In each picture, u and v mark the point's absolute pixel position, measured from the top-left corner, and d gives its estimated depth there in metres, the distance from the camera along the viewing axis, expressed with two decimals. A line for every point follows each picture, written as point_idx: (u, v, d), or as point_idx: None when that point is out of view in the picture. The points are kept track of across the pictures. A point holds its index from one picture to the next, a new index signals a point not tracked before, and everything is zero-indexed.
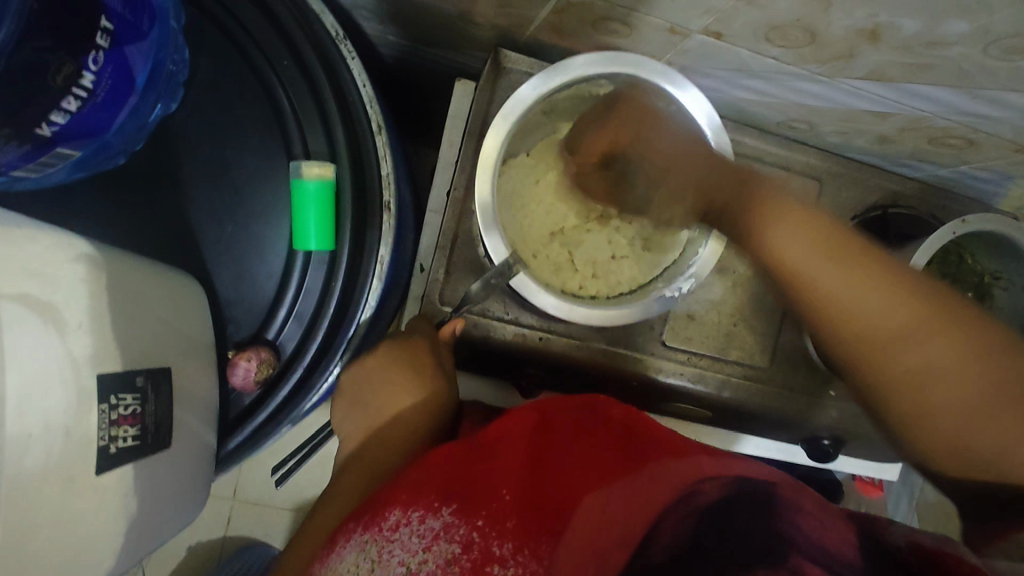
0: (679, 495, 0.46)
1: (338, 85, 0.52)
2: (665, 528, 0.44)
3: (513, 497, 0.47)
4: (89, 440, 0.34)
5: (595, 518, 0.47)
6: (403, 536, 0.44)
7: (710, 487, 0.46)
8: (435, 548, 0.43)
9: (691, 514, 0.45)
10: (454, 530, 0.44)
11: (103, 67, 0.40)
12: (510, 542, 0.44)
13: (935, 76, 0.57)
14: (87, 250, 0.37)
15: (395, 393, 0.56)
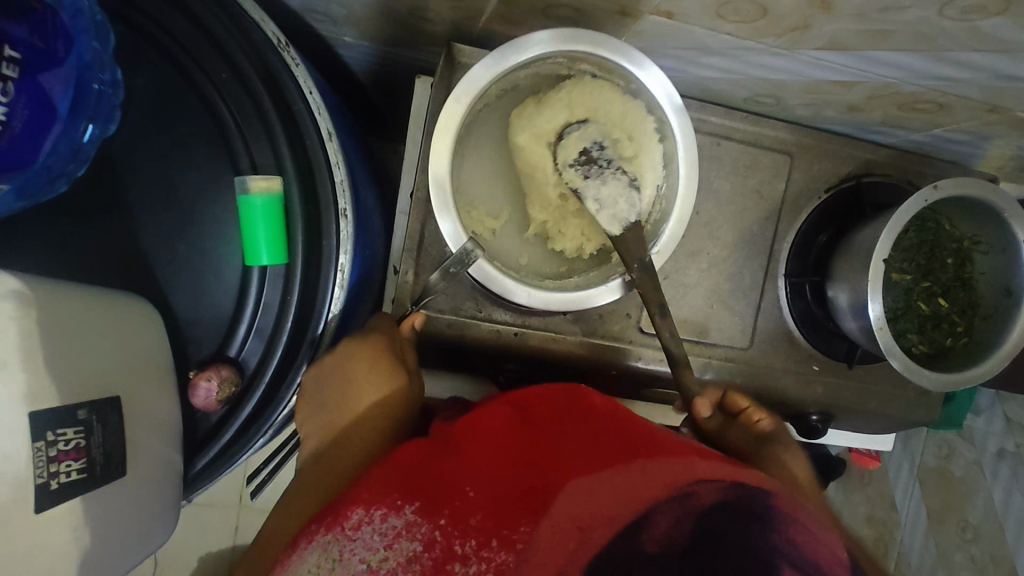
0: (676, 494, 0.43)
1: (280, 94, 0.51)
2: (658, 527, 0.41)
3: (477, 494, 0.45)
4: (28, 478, 0.34)
5: (571, 508, 0.43)
6: (363, 535, 0.43)
7: (705, 490, 0.43)
8: (396, 546, 0.42)
9: (691, 514, 0.41)
10: (416, 528, 0.43)
11: (15, 97, 0.41)
12: (473, 540, 0.42)
13: (895, 41, 0.56)
14: (16, 285, 0.36)
15: (362, 383, 0.53)
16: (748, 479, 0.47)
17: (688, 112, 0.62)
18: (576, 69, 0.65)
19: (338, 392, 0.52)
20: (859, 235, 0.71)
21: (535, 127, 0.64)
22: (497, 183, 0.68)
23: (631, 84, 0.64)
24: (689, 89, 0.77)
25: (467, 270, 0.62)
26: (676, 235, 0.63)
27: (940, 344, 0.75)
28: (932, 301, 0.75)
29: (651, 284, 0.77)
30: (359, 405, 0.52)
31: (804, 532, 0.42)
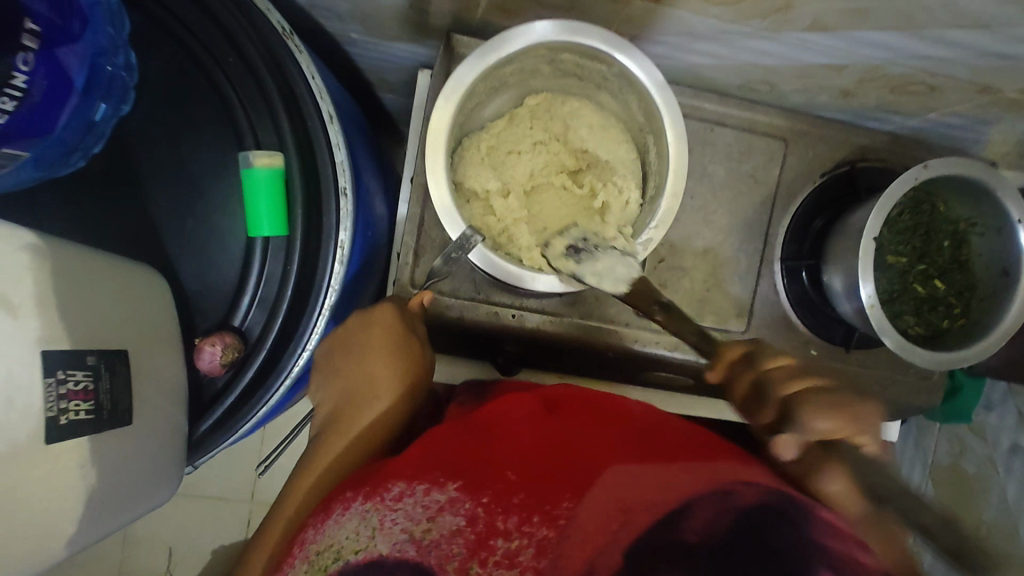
0: (719, 490, 0.45)
1: (283, 77, 0.54)
2: (697, 513, 0.43)
3: (517, 477, 0.48)
4: (37, 411, 0.37)
5: (611, 505, 0.45)
6: (406, 506, 0.45)
7: (748, 490, 0.45)
8: (440, 519, 0.44)
9: (731, 510, 0.43)
10: (459, 504, 0.45)
11: (35, 68, 0.43)
12: (517, 516, 0.45)
13: (876, 19, 0.57)
14: (34, 239, 0.39)
15: (377, 371, 0.57)
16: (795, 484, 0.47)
17: (669, 86, 0.64)
18: (559, 59, 0.67)
19: (353, 361, 0.58)
20: (852, 216, 0.72)
21: (503, 134, 0.70)
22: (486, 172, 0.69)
23: (613, 68, 0.65)
24: (684, 77, 0.79)
25: (469, 256, 0.63)
26: (671, 210, 0.64)
27: (937, 327, 0.75)
28: (929, 284, 0.76)
29: (646, 269, 0.78)
30: (377, 383, 0.57)
31: (825, 532, 0.42)
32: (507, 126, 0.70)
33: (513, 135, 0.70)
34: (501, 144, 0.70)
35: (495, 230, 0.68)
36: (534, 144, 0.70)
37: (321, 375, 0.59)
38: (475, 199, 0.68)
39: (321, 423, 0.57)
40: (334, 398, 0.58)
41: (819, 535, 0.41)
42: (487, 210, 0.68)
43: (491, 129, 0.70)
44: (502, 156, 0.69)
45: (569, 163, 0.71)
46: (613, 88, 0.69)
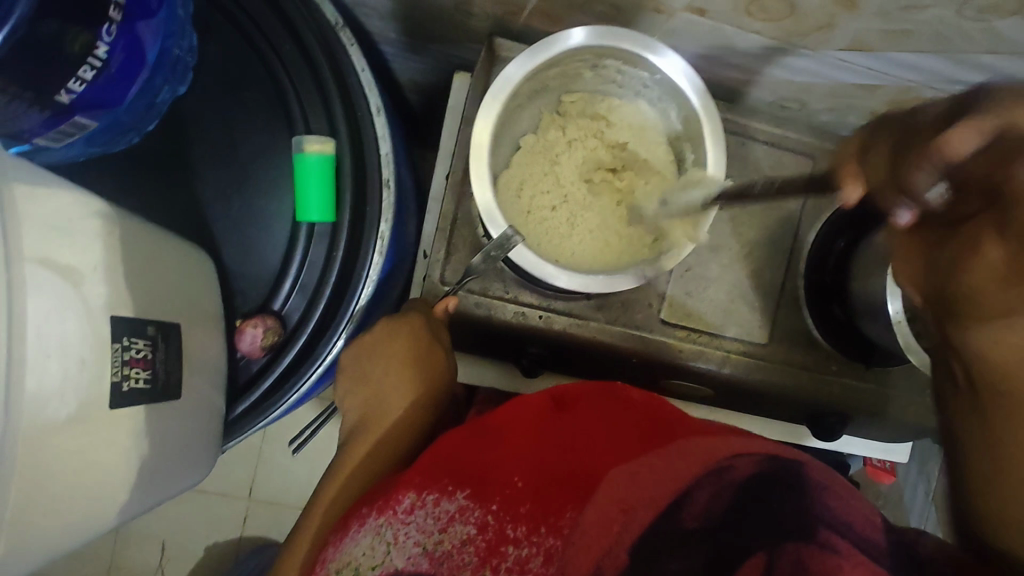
0: (716, 467, 0.46)
1: (338, 69, 0.55)
2: (694, 507, 0.44)
3: (524, 483, 0.47)
4: (103, 376, 0.37)
5: (614, 488, 0.46)
6: (418, 519, 0.47)
7: (743, 464, 0.46)
8: (451, 530, 0.46)
9: (728, 486, 0.45)
10: (468, 513, 0.46)
11: (116, 40, 0.43)
12: (525, 525, 0.45)
13: (916, 42, 0.59)
14: (102, 207, 0.40)
15: (400, 370, 0.57)
16: (782, 449, 0.49)
17: (711, 95, 0.65)
18: (602, 65, 0.68)
19: (378, 370, 0.58)
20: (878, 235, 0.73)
21: (543, 136, 0.72)
22: (524, 168, 0.71)
23: (654, 75, 0.67)
24: (716, 92, 0.81)
25: (507, 255, 0.63)
26: (709, 216, 0.65)
27: None
28: None
29: (673, 276, 0.79)
30: (400, 399, 0.56)
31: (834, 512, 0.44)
32: (550, 123, 0.72)
33: (551, 136, 0.72)
34: (540, 145, 0.72)
35: (528, 220, 0.69)
36: (571, 145, 0.72)
37: (351, 382, 0.59)
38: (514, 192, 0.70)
39: (349, 430, 0.57)
40: (361, 406, 0.58)
41: (805, 499, 0.45)
42: (524, 202, 0.69)
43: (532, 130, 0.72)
44: (542, 155, 0.71)
45: (605, 164, 0.72)
46: (652, 95, 0.70)
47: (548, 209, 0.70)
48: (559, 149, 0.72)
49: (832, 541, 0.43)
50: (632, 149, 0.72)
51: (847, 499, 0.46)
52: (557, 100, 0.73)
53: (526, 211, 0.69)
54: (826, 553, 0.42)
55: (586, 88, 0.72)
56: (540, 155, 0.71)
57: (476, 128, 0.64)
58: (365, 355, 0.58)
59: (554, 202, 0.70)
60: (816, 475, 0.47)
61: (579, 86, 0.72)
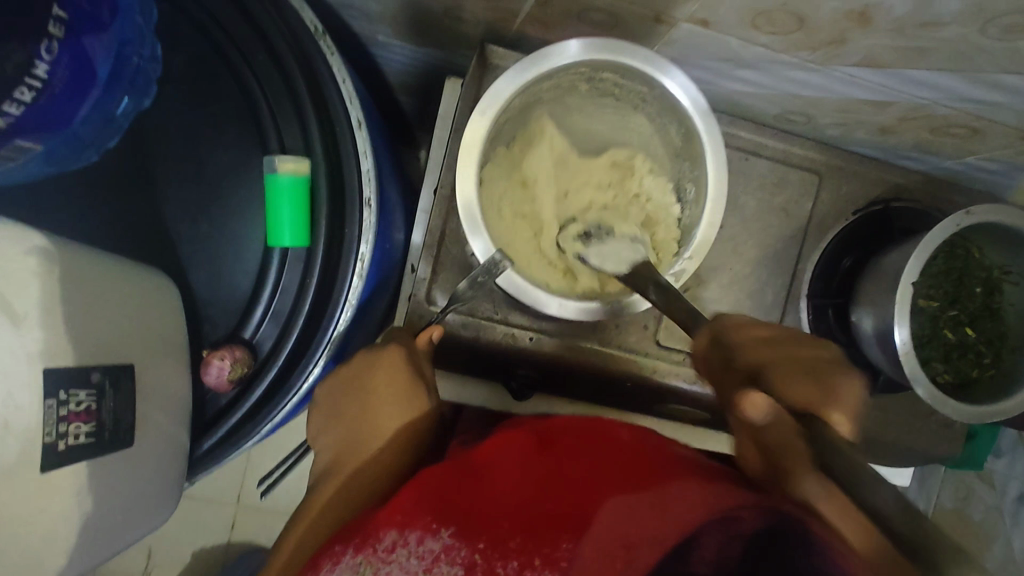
0: (721, 520, 0.38)
1: (315, 82, 0.51)
2: (689, 570, 0.37)
3: (520, 516, 0.44)
4: (35, 435, 0.34)
5: (599, 555, 0.40)
6: (399, 559, 0.41)
7: (753, 517, 0.38)
8: (435, 572, 0.41)
9: (731, 544, 0.37)
10: (454, 553, 0.42)
11: (58, 57, 0.40)
12: (516, 562, 0.41)
13: (931, 59, 0.55)
14: (42, 243, 0.36)
15: (379, 403, 0.55)
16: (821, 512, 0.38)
17: (713, 113, 0.62)
18: (598, 78, 0.65)
19: (359, 403, 0.55)
20: (886, 257, 0.70)
21: (530, 147, 0.67)
22: (511, 187, 0.67)
23: (653, 89, 0.63)
24: (718, 103, 0.77)
25: (495, 280, 0.60)
26: (708, 239, 0.62)
27: (967, 375, 0.72)
28: (959, 331, 0.73)
29: (670, 297, 0.76)
30: (378, 431, 0.53)
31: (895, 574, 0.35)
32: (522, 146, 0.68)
33: (538, 145, 0.67)
34: (526, 156, 0.67)
35: (516, 244, 0.66)
36: (560, 155, 0.67)
37: (324, 416, 0.56)
38: (502, 212, 0.66)
39: (323, 467, 0.54)
40: (338, 439, 0.55)
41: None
42: (511, 224, 0.66)
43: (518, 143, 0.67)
44: (528, 167, 0.67)
45: (601, 178, 0.68)
46: (651, 109, 0.67)
47: (538, 232, 0.66)
48: (549, 158, 0.67)
49: None
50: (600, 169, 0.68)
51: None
52: (528, 119, 0.68)
53: (514, 234, 0.66)
54: None
55: (576, 96, 0.67)
56: (527, 169, 0.67)
57: (464, 142, 0.60)
58: (346, 390, 0.56)
59: (544, 222, 0.66)
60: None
61: (571, 96, 0.68)
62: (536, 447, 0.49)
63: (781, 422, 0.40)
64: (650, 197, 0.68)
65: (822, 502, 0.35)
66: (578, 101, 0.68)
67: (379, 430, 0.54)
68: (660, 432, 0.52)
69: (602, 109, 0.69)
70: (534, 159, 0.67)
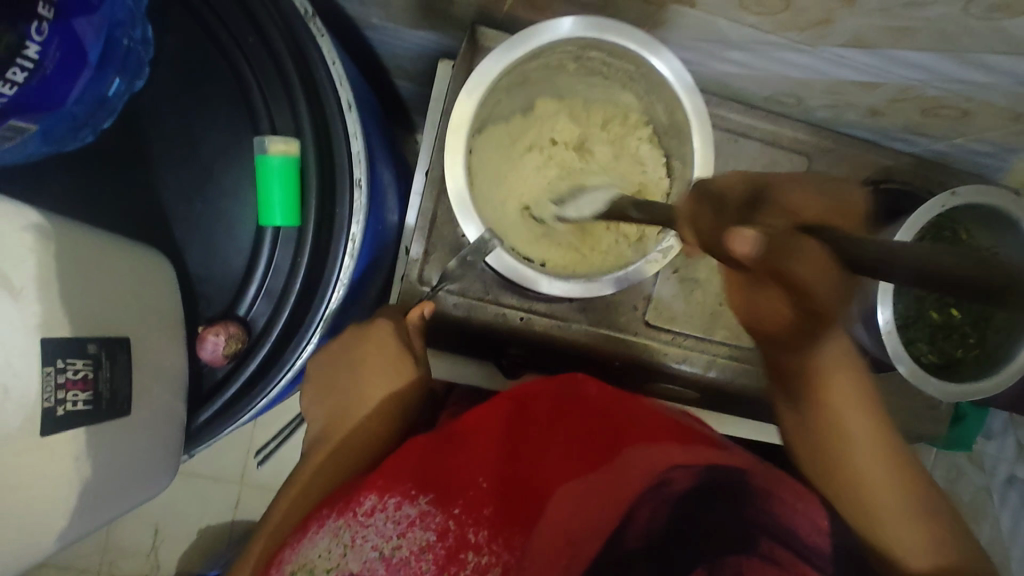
0: (653, 483, 0.46)
1: (303, 62, 0.51)
2: (635, 525, 0.44)
3: (489, 486, 0.47)
4: (33, 402, 0.35)
5: (565, 510, 0.46)
6: (378, 522, 0.43)
7: (681, 476, 0.46)
8: (409, 535, 0.43)
9: (665, 502, 0.45)
10: (430, 518, 0.43)
11: (48, 39, 0.41)
12: (486, 531, 0.44)
13: (917, 40, 0.55)
14: (37, 220, 0.38)
15: (370, 378, 0.56)
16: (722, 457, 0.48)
17: (700, 92, 0.62)
18: (586, 57, 0.65)
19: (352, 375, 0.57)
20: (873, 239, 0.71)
21: (529, 131, 0.70)
22: (507, 166, 0.69)
23: (641, 68, 0.63)
24: (710, 85, 0.78)
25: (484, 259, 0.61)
26: None
27: (952, 355, 0.74)
28: (945, 311, 0.74)
29: (661, 277, 0.76)
30: (371, 402, 0.55)
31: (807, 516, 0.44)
32: (521, 128, 0.70)
33: (537, 126, 0.70)
34: (523, 133, 0.70)
35: (513, 225, 0.68)
36: (557, 134, 0.70)
37: (317, 389, 0.58)
38: (499, 193, 0.68)
39: (313, 438, 0.56)
40: (330, 409, 0.56)
41: (747, 512, 0.44)
42: (509, 205, 0.68)
43: (514, 124, 0.70)
44: (526, 144, 0.69)
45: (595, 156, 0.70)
46: (639, 89, 0.67)
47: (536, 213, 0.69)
48: (546, 141, 0.70)
49: (771, 551, 0.41)
50: (591, 143, 0.71)
51: (791, 511, 0.44)
52: (529, 100, 0.70)
53: (510, 217, 0.68)
54: (764, 563, 0.41)
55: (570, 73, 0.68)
56: (527, 145, 0.69)
57: (452, 119, 0.61)
58: (333, 365, 0.58)
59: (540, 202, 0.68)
60: (755, 477, 0.46)
61: (562, 74, 0.68)
62: (504, 415, 0.54)
63: (850, 398, 0.46)
64: (639, 177, 0.69)
65: (859, 437, 0.45)
66: (569, 82, 0.69)
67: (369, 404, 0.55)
68: (603, 394, 0.58)
69: (592, 86, 0.70)
70: (532, 138, 0.70)
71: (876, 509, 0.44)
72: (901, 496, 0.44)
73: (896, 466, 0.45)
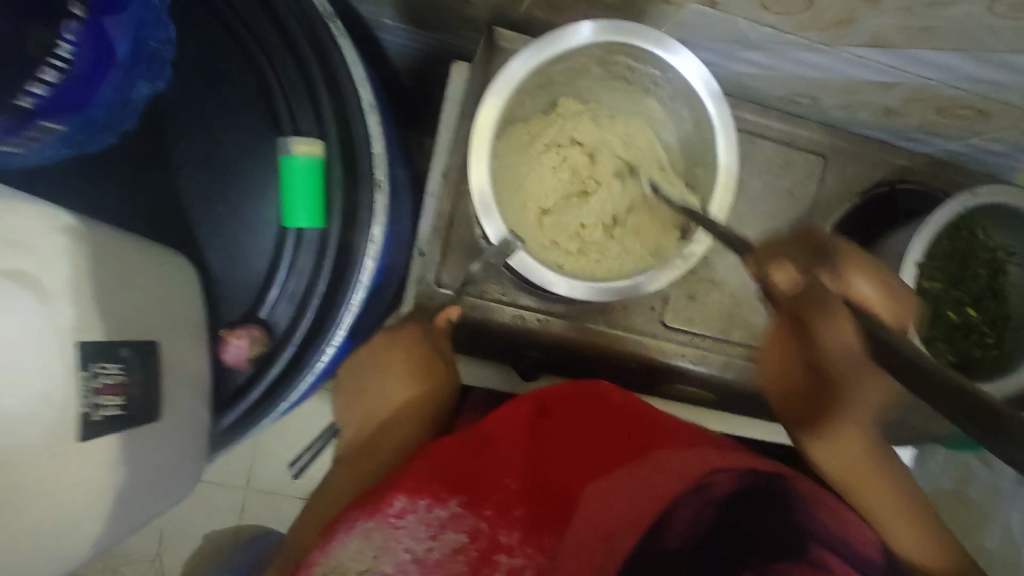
0: (695, 486, 0.45)
1: (326, 64, 0.51)
2: (675, 527, 0.43)
3: (518, 487, 0.47)
4: (69, 405, 0.35)
5: (598, 511, 0.45)
6: (409, 524, 0.43)
7: (723, 479, 0.45)
8: (442, 537, 0.43)
9: (707, 505, 0.44)
10: (461, 520, 0.44)
11: (80, 39, 0.42)
12: (517, 531, 0.44)
13: (938, 39, 0.55)
14: (67, 222, 0.37)
15: (396, 379, 0.56)
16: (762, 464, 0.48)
17: (725, 96, 0.62)
18: (613, 61, 0.65)
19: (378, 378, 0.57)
20: (891, 239, 0.71)
21: (549, 128, 0.68)
22: (528, 165, 0.68)
23: (665, 73, 0.64)
24: (724, 86, 0.78)
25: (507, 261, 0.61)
26: (717, 222, 0.62)
27: (971, 355, 0.73)
28: (963, 311, 0.74)
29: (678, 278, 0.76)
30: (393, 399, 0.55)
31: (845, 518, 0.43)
32: (540, 125, 0.68)
33: (559, 123, 0.69)
34: (545, 131, 0.68)
35: (535, 226, 0.67)
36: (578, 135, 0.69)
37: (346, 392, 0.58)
38: (520, 193, 0.67)
39: (342, 441, 0.56)
40: (357, 413, 0.56)
41: (796, 518, 0.42)
42: (530, 206, 0.67)
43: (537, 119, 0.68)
44: (547, 142, 0.68)
45: (615, 159, 0.69)
46: (662, 93, 0.67)
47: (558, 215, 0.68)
48: (566, 141, 0.69)
49: (824, 557, 0.40)
50: (611, 143, 0.69)
51: (841, 518, 0.43)
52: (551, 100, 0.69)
53: (532, 218, 0.67)
54: (818, 572, 0.39)
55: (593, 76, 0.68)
56: (547, 143, 0.68)
57: (476, 123, 0.60)
58: (359, 367, 0.58)
59: (562, 205, 0.68)
60: (799, 487, 0.45)
61: (584, 79, 0.68)
62: (530, 417, 0.53)
63: (856, 453, 0.47)
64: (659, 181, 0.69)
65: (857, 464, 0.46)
66: (591, 86, 0.69)
67: (393, 406, 0.55)
68: (627, 399, 0.58)
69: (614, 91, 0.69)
70: (553, 135, 0.68)
71: (883, 517, 0.45)
72: (911, 533, 0.44)
73: (882, 483, 0.46)
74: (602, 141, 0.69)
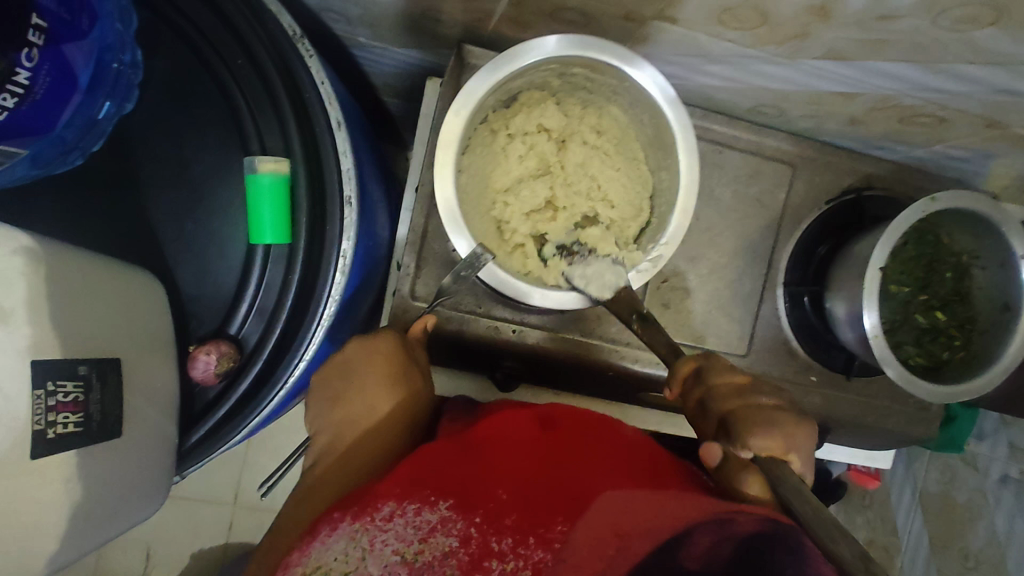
0: (715, 517, 0.42)
1: (293, 83, 0.52)
2: (689, 550, 0.40)
3: (511, 496, 0.46)
4: (25, 424, 0.35)
5: (610, 521, 0.44)
6: (397, 527, 0.43)
7: (745, 516, 0.41)
8: (431, 540, 0.42)
9: (727, 537, 0.41)
10: (451, 524, 0.43)
11: (39, 65, 0.42)
12: (510, 538, 0.43)
13: (891, 51, 0.57)
14: (28, 243, 0.38)
15: (372, 387, 0.56)
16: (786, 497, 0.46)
17: (682, 103, 0.63)
18: (570, 73, 0.67)
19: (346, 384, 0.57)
20: (857, 245, 0.72)
21: (513, 131, 0.69)
22: (491, 169, 0.69)
23: (625, 82, 0.65)
24: (693, 98, 0.79)
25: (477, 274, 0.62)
26: (682, 227, 0.64)
27: (938, 358, 0.74)
28: (930, 314, 0.75)
29: (650, 287, 0.77)
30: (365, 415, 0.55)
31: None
32: (504, 121, 0.69)
33: (522, 118, 0.69)
34: (511, 131, 0.69)
35: (503, 230, 0.68)
36: (542, 138, 0.70)
37: (319, 400, 0.57)
38: (487, 199, 0.68)
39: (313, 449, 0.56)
40: (327, 423, 0.56)
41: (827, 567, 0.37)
42: (495, 210, 0.68)
43: (500, 122, 0.69)
44: (509, 143, 0.69)
45: (582, 158, 0.70)
46: (624, 102, 0.69)
47: (524, 219, 0.68)
48: (529, 140, 0.69)
49: None
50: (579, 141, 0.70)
51: None
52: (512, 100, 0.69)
53: (499, 220, 0.68)
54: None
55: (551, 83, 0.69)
56: (511, 143, 0.69)
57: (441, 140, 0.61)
58: (334, 375, 0.58)
59: (529, 207, 0.68)
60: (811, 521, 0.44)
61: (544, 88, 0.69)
62: (533, 432, 0.53)
63: None
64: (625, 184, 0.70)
65: None
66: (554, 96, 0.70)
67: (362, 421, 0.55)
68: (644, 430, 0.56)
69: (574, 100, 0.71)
70: (514, 135, 0.69)
71: None
72: None
73: None
74: (572, 131, 0.71)
